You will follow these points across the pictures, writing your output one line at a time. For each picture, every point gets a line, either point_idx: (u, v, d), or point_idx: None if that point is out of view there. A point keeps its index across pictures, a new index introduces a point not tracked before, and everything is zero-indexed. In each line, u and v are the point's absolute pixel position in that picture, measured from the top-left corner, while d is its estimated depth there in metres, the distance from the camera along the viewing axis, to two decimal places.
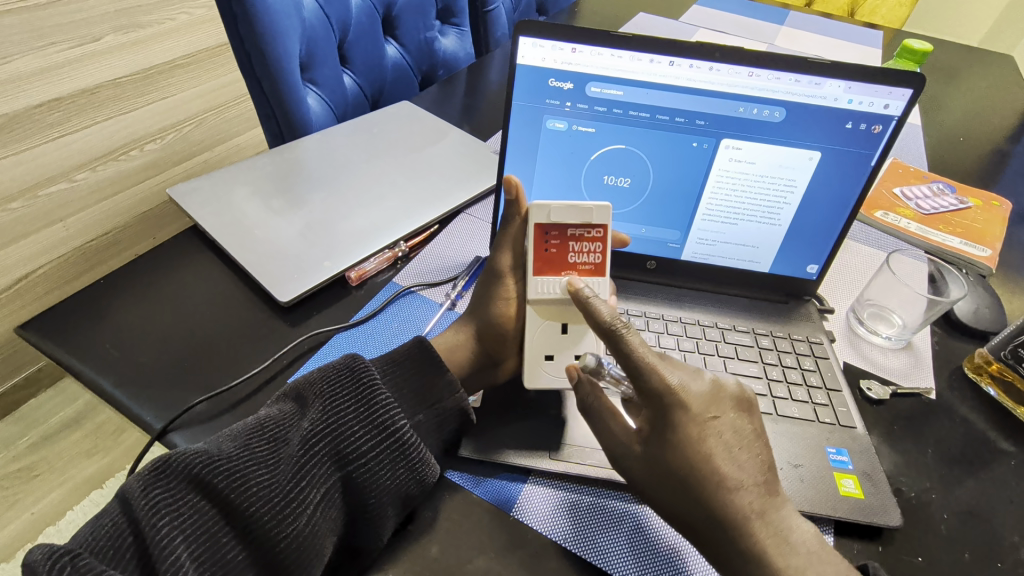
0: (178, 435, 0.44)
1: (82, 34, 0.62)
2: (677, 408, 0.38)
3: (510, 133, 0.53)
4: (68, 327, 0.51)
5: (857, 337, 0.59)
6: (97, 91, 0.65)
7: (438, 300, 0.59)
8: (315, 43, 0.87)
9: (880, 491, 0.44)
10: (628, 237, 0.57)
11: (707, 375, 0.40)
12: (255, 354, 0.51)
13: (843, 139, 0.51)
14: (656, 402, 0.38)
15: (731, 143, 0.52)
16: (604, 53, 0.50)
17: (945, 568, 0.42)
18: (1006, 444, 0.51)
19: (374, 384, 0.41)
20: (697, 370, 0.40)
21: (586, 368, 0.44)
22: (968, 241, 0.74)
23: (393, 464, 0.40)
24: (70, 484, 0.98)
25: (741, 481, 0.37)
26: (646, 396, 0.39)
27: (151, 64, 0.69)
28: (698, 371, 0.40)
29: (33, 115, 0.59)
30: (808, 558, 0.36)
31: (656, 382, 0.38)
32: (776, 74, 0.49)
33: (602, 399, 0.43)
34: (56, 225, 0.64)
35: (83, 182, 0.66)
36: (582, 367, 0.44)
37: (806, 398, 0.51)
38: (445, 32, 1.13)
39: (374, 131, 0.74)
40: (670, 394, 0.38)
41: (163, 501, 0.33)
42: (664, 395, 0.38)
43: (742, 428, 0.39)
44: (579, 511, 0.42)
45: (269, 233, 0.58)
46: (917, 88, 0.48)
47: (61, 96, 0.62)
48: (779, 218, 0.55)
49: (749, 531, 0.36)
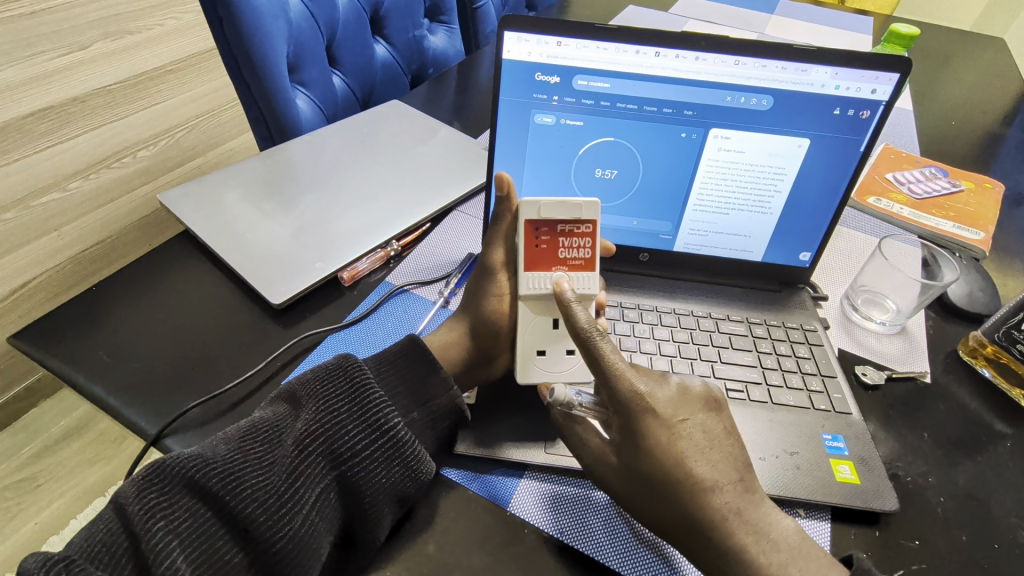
0: (173, 440, 0.44)
1: (71, 43, 0.69)
2: (645, 414, 0.39)
3: (498, 130, 0.53)
4: (62, 333, 0.51)
5: (851, 324, 0.59)
6: (85, 99, 0.72)
7: (431, 298, 0.59)
8: (303, 45, 0.86)
9: (876, 477, 0.44)
10: (614, 246, 0.57)
11: (671, 381, 0.42)
12: (250, 357, 0.51)
13: (831, 125, 0.51)
14: (630, 408, 0.39)
15: (719, 132, 0.52)
16: (589, 46, 0.50)
17: (942, 551, 0.42)
18: (1000, 426, 0.51)
19: (367, 382, 0.41)
20: (662, 378, 0.42)
21: (557, 400, 0.41)
22: (961, 225, 0.74)
23: (388, 462, 0.40)
24: (74, 492, 0.98)
25: (717, 481, 0.38)
26: (626, 401, 0.39)
27: (142, 70, 0.78)
28: (663, 379, 0.42)
29: (24, 125, 0.66)
30: (790, 553, 0.37)
31: (625, 387, 0.39)
32: (762, 62, 0.49)
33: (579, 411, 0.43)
34: (52, 235, 0.70)
35: (76, 190, 0.72)
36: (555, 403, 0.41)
37: (800, 385, 0.51)
38: (433, 31, 1.13)
39: (365, 131, 0.74)
40: (639, 400, 0.39)
41: (157, 505, 0.33)
42: (633, 400, 0.39)
43: (712, 428, 0.40)
44: (573, 506, 0.43)
45: (261, 236, 0.58)
46: (903, 72, 0.48)
47: (51, 105, 0.68)
48: (770, 206, 0.55)
49: (727, 529, 0.37)
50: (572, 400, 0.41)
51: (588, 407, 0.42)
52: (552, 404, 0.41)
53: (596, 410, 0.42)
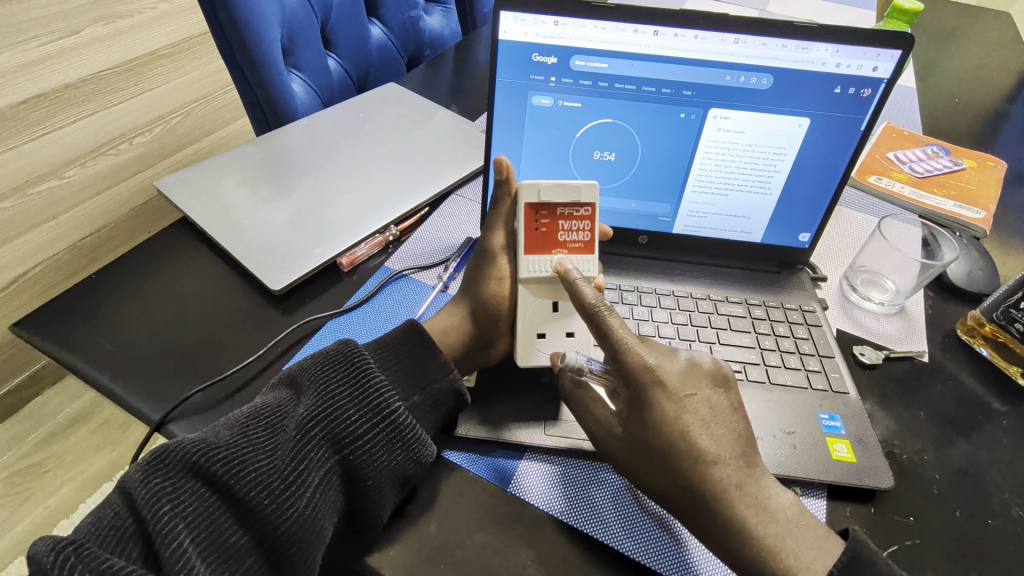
0: (177, 426, 0.45)
1: (62, 27, 0.80)
2: (650, 389, 0.39)
3: (496, 110, 0.53)
4: (61, 322, 0.51)
5: (849, 304, 0.59)
6: (79, 86, 0.81)
7: (430, 283, 0.59)
8: (296, 27, 0.85)
9: (871, 455, 0.45)
10: (611, 229, 0.57)
11: (680, 355, 0.43)
12: (250, 343, 0.51)
13: (832, 104, 0.50)
14: (636, 381, 0.39)
15: (719, 113, 0.51)
16: (587, 25, 0.49)
17: (937, 526, 0.42)
18: (998, 403, 0.51)
19: (367, 367, 0.42)
20: (671, 352, 0.43)
21: (568, 365, 0.44)
22: (962, 204, 0.73)
23: (390, 446, 0.41)
24: (81, 477, 0.99)
25: (720, 454, 0.38)
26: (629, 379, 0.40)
27: (134, 56, 0.89)
28: (672, 353, 0.43)
29: (18, 112, 0.75)
30: (788, 525, 0.37)
31: (633, 359, 0.39)
32: (762, 40, 0.48)
33: (582, 392, 0.44)
34: (49, 223, 0.79)
35: (71, 178, 0.81)
36: (565, 367, 0.44)
37: (798, 365, 0.51)
38: (429, 11, 1.10)
39: (361, 115, 0.73)
40: (647, 372, 0.39)
41: (163, 489, 0.33)
42: (640, 372, 0.39)
43: (717, 404, 0.41)
44: (575, 487, 0.43)
45: (258, 222, 0.58)
46: (906, 49, 0.47)
47: (43, 92, 0.77)
48: (769, 187, 0.54)
49: (728, 503, 0.37)
50: (582, 366, 0.44)
51: (598, 374, 0.45)
52: (563, 369, 0.44)
53: (604, 378, 0.45)
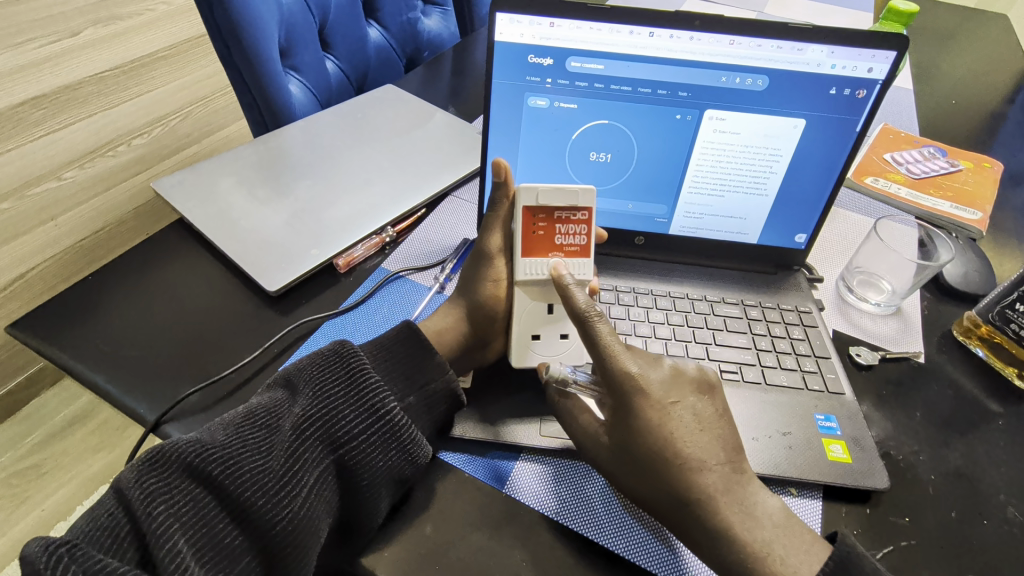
0: (172, 426, 0.45)
1: (53, 26, 0.86)
2: (636, 395, 0.39)
3: (492, 111, 0.53)
4: (60, 324, 0.51)
5: (846, 305, 0.59)
6: (72, 87, 0.88)
7: (426, 283, 0.59)
8: (294, 29, 0.85)
9: (867, 456, 0.45)
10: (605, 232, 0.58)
11: (664, 363, 0.43)
12: (246, 344, 0.51)
13: (827, 105, 0.50)
14: (618, 390, 0.40)
15: (714, 113, 0.51)
16: (583, 26, 0.49)
17: (929, 530, 0.42)
18: (993, 406, 0.51)
19: (363, 367, 0.42)
20: (656, 360, 0.43)
21: (552, 376, 0.45)
22: (958, 205, 0.73)
23: (384, 446, 0.41)
24: (78, 479, 0.99)
25: (705, 461, 0.38)
26: (612, 387, 0.40)
27: (126, 55, 0.97)
28: (656, 360, 0.43)
29: (18, 112, 0.82)
30: (775, 531, 0.37)
31: (615, 368, 0.40)
32: (757, 42, 0.48)
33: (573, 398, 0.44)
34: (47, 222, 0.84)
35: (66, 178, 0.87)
36: (549, 378, 0.44)
37: (794, 366, 0.51)
38: (428, 12, 1.10)
39: (359, 116, 0.74)
40: (629, 380, 0.39)
41: (158, 489, 0.33)
42: (623, 380, 0.39)
43: (704, 412, 0.41)
44: (568, 488, 0.43)
45: (255, 224, 0.58)
46: (900, 50, 0.47)
47: (37, 92, 0.84)
48: (766, 188, 0.55)
49: (714, 508, 0.37)
50: (567, 376, 0.44)
51: (583, 385, 0.44)
52: (547, 380, 0.45)
53: (591, 389, 0.44)
